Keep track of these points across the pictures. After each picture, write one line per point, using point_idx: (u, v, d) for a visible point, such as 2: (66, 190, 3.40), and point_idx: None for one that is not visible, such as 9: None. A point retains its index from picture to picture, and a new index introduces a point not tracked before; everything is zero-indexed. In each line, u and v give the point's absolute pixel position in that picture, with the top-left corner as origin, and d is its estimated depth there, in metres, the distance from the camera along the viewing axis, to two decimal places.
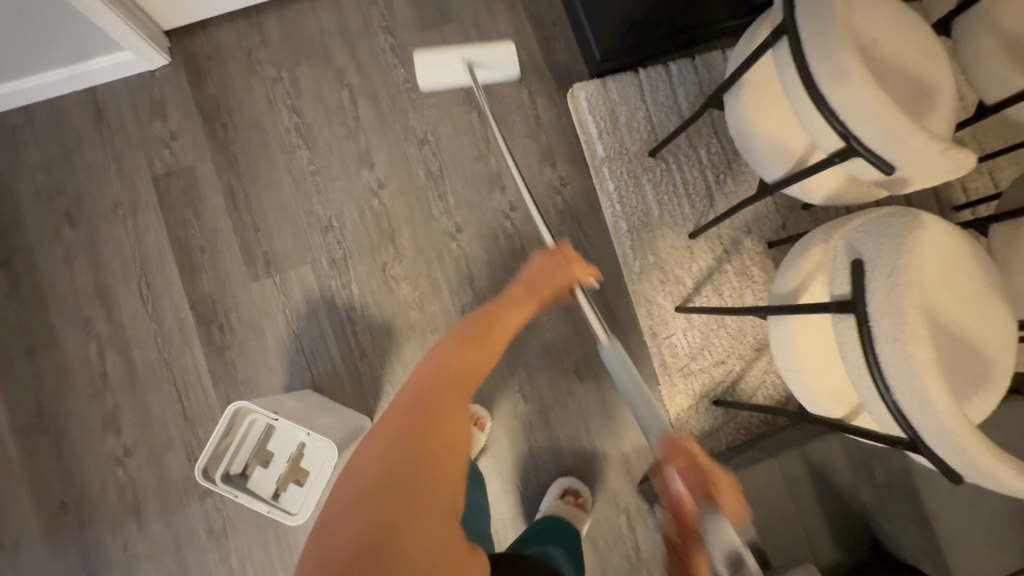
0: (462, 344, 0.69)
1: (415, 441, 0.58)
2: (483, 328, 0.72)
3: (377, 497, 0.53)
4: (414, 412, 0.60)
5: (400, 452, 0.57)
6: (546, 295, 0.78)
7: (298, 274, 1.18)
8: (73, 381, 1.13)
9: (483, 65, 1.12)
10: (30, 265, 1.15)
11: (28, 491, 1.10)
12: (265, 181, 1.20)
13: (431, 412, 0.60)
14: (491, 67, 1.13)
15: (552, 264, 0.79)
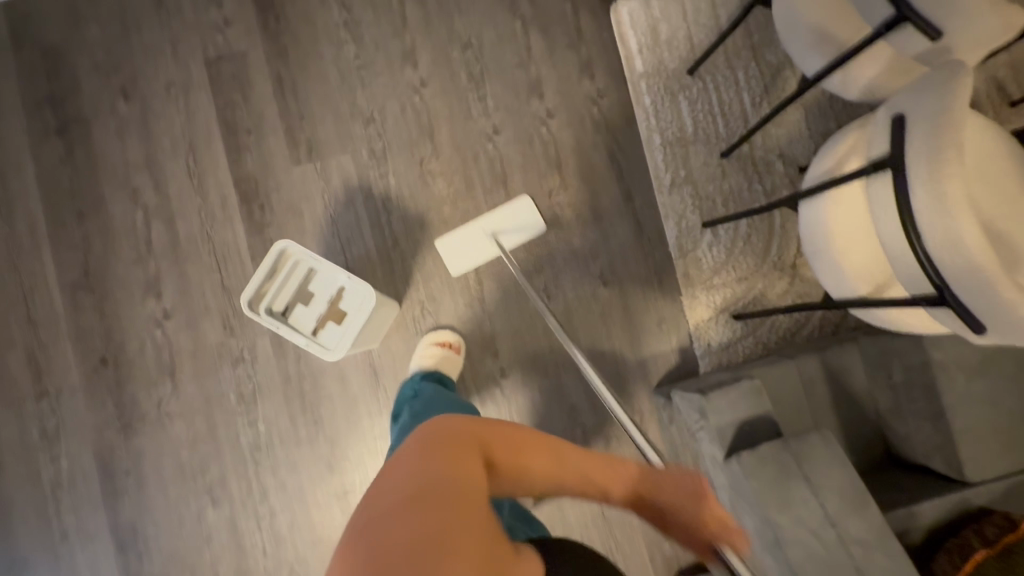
0: (514, 430, 0.60)
1: (446, 507, 0.48)
2: (557, 449, 0.62)
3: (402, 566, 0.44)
4: (453, 468, 0.51)
5: (430, 519, 0.47)
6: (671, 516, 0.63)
7: (338, 162, 1.22)
8: (119, 245, 1.17)
9: (507, 230, 1.19)
10: (85, 134, 1.20)
11: (72, 346, 1.15)
12: (312, 72, 1.24)
13: (466, 480, 0.51)
14: (519, 232, 1.19)
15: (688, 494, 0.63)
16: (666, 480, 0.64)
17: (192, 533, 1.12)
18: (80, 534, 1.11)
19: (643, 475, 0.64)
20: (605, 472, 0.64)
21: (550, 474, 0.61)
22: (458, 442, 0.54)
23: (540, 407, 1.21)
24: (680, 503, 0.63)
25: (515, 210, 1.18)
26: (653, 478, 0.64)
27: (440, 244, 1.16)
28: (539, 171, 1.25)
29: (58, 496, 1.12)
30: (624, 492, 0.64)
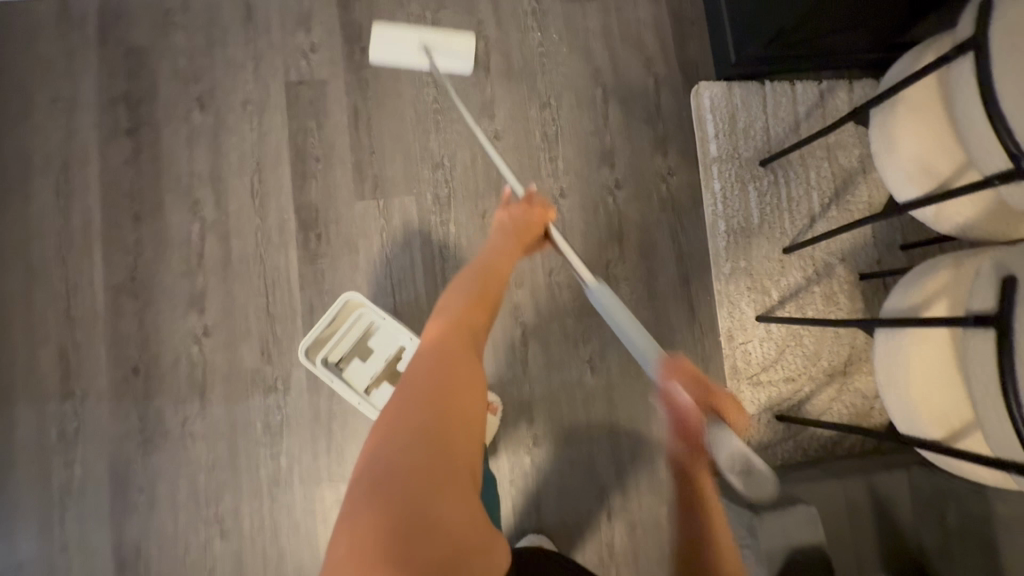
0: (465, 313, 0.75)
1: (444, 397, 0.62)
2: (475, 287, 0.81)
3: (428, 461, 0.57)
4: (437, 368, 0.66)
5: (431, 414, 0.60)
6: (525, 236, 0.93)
7: (401, 203, 1.21)
8: (170, 255, 1.16)
9: (440, 52, 1.21)
10: (154, 138, 1.19)
11: (107, 350, 1.12)
12: (389, 109, 1.24)
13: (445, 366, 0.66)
14: (451, 55, 1.22)
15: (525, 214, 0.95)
16: (525, 230, 0.93)
17: (196, 563, 1.08)
18: (81, 548, 1.07)
19: (508, 240, 0.91)
20: (497, 261, 0.87)
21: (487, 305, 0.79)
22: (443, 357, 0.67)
23: (567, 481, 1.18)
24: (535, 230, 0.94)
25: (455, 38, 1.22)
26: (517, 237, 0.92)
27: (376, 26, 1.20)
28: (600, 239, 1.24)
29: (65, 505, 1.08)
30: (514, 252, 0.90)
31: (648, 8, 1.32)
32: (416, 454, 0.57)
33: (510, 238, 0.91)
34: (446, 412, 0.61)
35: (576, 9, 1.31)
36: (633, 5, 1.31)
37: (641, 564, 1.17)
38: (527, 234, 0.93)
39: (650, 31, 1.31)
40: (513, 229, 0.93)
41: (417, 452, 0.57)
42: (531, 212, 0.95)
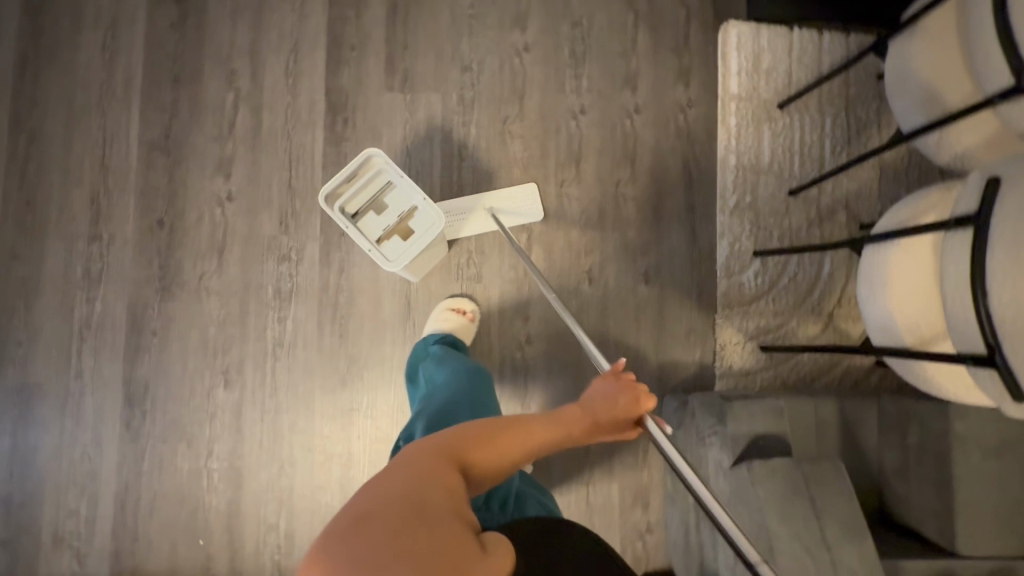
0: (482, 429, 0.65)
1: (426, 482, 0.56)
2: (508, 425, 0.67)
3: (394, 534, 0.49)
4: (424, 462, 0.59)
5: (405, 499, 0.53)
6: (601, 418, 0.70)
7: (427, 99, 1.25)
8: (204, 120, 1.21)
9: (505, 212, 1.25)
10: (199, 7, 1.24)
11: (136, 200, 1.19)
12: (426, 8, 1.28)
13: (432, 466, 0.58)
14: (514, 213, 1.24)
15: (610, 388, 0.72)
16: (603, 404, 0.71)
17: (199, 406, 1.15)
18: (95, 378, 1.14)
19: (578, 413, 0.71)
20: (552, 416, 0.69)
21: (512, 450, 0.65)
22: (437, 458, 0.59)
23: (554, 381, 1.22)
24: (618, 411, 0.70)
25: (518, 198, 1.24)
26: (589, 411, 0.71)
27: (437, 198, 1.23)
28: (613, 159, 1.28)
29: (84, 337, 1.15)
30: (579, 425, 0.70)
31: None
32: (382, 518, 0.50)
33: (580, 409, 0.71)
34: (422, 497, 0.54)
35: None
36: None
37: (614, 467, 1.23)
38: (606, 411, 0.70)
39: None
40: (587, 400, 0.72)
41: (384, 519, 0.50)
42: (611, 383, 0.73)
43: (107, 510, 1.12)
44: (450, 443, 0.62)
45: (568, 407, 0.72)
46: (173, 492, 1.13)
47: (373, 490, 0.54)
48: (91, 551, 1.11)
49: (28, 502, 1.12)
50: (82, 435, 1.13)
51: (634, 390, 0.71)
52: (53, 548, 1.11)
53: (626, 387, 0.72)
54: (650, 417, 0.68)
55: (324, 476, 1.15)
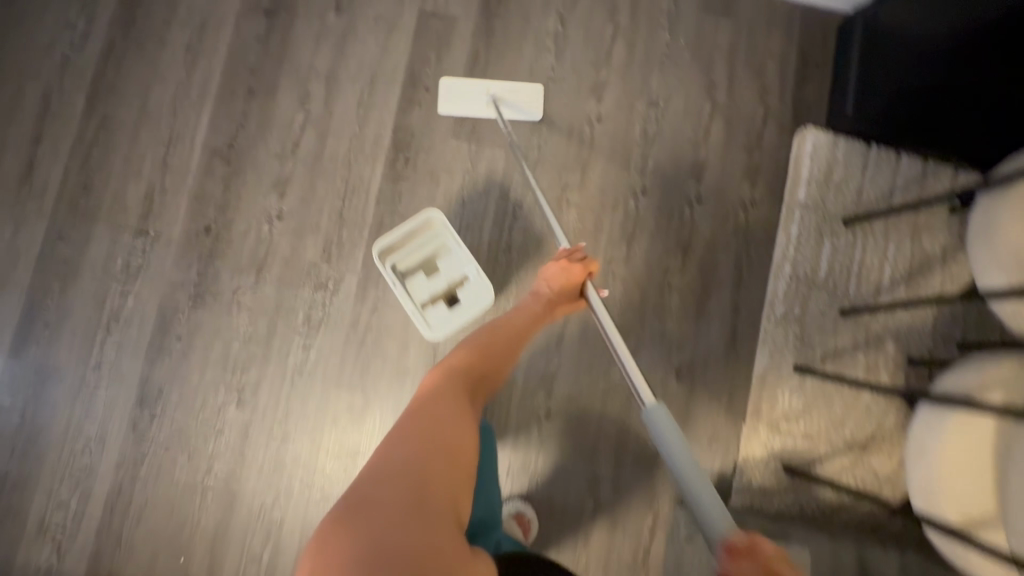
0: (470, 370, 0.85)
1: (432, 445, 0.69)
2: (488, 343, 0.89)
3: (402, 505, 0.62)
4: (430, 418, 0.73)
5: (411, 473, 0.65)
6: (556, 298, 0.98)
7: (491, 152, 1.24)
8: (270, 135, 1.22)
9: (508, 104, 1.24)
10: (287, 25, 1.25)
11: (188, 203, 1.19)
12: (507, 62, 1.27)
13: (439, 421, 0.73)
14: (519, 107, 1.24)
15: (561, 272, 0.98)
16: (563, 285, 0.98)
17: (208, 420, 1.14)
18: (112, 373, 1.14)
19: (534, 297, 0.99)
20: (519, 310, 0.96)
21: (490, 358, 0.89)
22: (437, 414, 0.74)
23: (565, 461, 1.20)
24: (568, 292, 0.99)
25: (523, 93, 1.24)
26: (544, 294, 0.99)
27: (445, 79, 1.23)
28: (665, 245, 1.26)
29: (110, 329, 1.15)
30: (538, 309, 0.97)
31: (780, 40, 1.33)
32: (393, 493, 0.63)
33: (540, 303, 0.98)
34: (429, 468, 0.67)
35: (711, 23, 1.32)
36: (766, 34, 1.33)
37: (611, 563, 1.18)
38: (560, 295, 0.98)
39: (774, 63, 1.32)
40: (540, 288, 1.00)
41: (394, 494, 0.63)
42: (562, 266, 0.98)
43: (97, 509, 1.11)
44: (451, 374, 0.83)
45: (529, 298, 1.00)
46: (165, 503, 1.12)
47: (390, 454, 0.68)
48: (71, 548, 1.10)
49: (21, 485, 1.11)
50: (88, 427, 1.13)
51: (576, 269, 0.98)
52: (36, 536, 1.10)
53: (573, 268, 0.98)
54: (591, 287, 0.96)
55: (317, 516, 1.12)
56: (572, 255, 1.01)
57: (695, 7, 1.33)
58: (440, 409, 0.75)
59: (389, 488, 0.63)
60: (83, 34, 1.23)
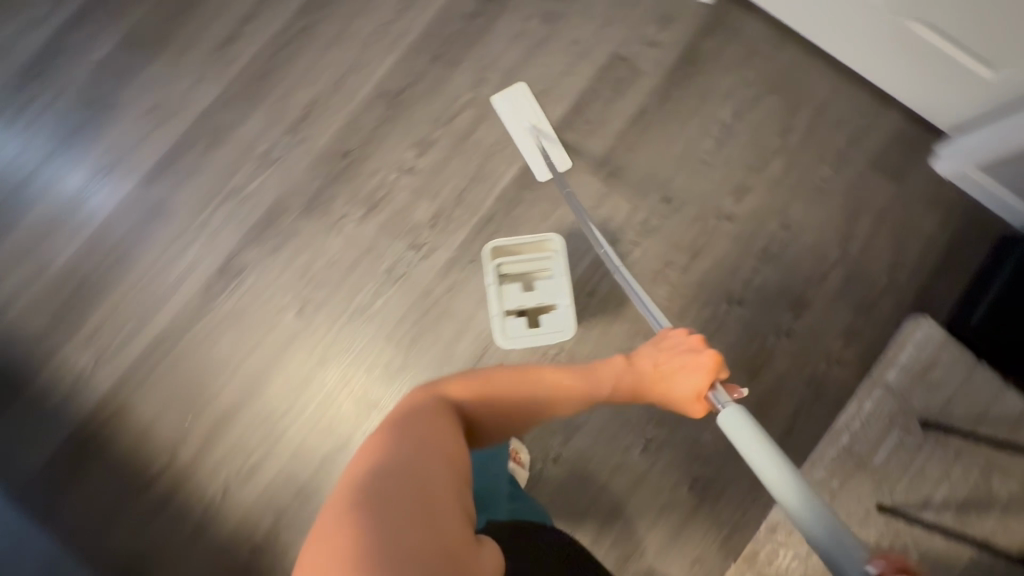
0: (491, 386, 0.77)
1: (425, 448, 0.65)
2: (521, 377, 0.79)
3: (405, 508, 0.58)
4: (424, 423, 0.68)
5: (409, 473, 0.61)
6: (658, 366, 0.88)
7: (616, 203, 1.28)
8: (435, 99, 1.30)
9: (546, 137, 1.29)
10: (495, 13, 1.33)
11: (340, 125, 1.28)
12: (668, 131, 1.31)
13: (436, 428, 0.68)
14: (551, 145, 1.28)
15: (682, 345, 0.88)
16: (673, 372, 0.86)
17: (267, 314, 1.21)
18: (210, 236, 1.23)
19: (631, 363, 0.90)
20: (595, 374, 0.87)
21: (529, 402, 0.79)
22: (439, 421, 0.69)
23: (549, 509, 1.20)
24: (676, 395, 0.86)
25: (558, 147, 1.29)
26: (638, 372, 0.88)
27: (520, 83, 1.31)
28: (736, 360, 1.25)
29: (227, 198, 1.24)
30: (622, 370, 0.88)
31: (934, 223, 1.30)
32: (394, 500, 0.58)
33: (620, 373, 0.88)
34: (427, 465, 0.63)
35: (874, 179, 1.31)
36: (923, 212, 1.30)
37: None
38: (660, 381, 0.87)
39: (919, 242, 1.29)
40: (641, 363, 0.89)
41: (395, 501, 0.58)
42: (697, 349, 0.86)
43: (141, 344, 1.19)
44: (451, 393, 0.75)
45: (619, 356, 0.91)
46: (199, 366, 1.19)
47: (383, 461, 0.63)
48: (107, 364, 1.18)
49: (91, 292, 1.20)
50: (169, 271, 1.21)
51: (695, 352, 0.86)
52: (83, 343, 1.18)
53: (693, 349, 0.87)
54: (718, 386, 0.83)
55: (314, 444, 1.17)
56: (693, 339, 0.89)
57: (866, 158, 1.32)
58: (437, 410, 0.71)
59: (388, 489, 0.59)
60: None
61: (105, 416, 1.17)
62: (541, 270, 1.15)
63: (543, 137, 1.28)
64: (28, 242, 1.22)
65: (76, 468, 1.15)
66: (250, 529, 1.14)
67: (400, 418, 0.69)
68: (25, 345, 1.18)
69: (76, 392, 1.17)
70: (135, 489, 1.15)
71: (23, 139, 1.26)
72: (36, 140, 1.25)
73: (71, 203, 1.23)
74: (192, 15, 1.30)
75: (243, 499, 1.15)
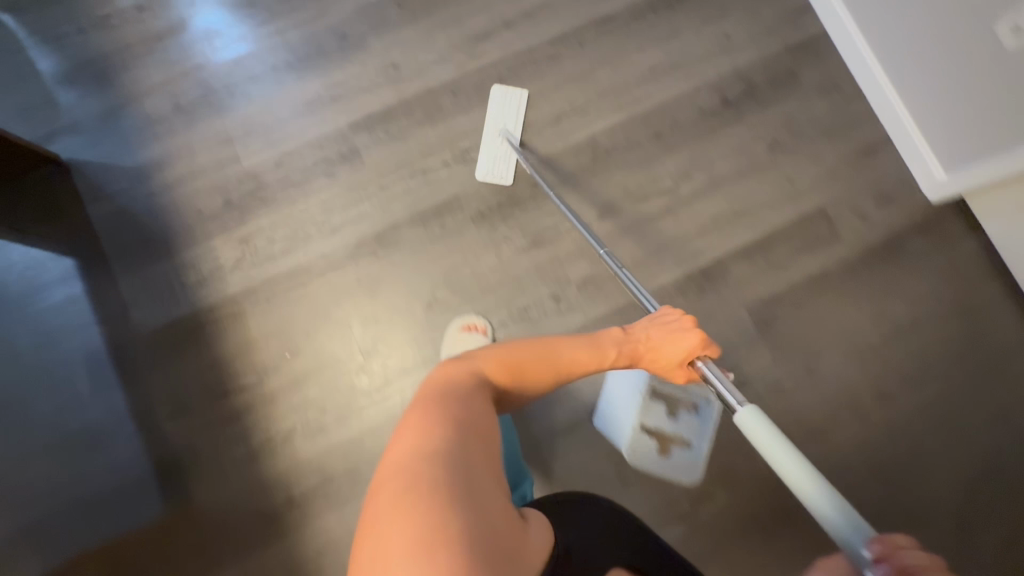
0: (504, 356, 0.78)
1: (469, 429, 0.67)
2: (534, 348, 0.81)
3: (462, 489, 0.60)
4: (462, 402, 0.69)
5: (458, 454, 0.63)
6: (649, 347, 0.89)
7: (757, 349, 1.26)
8: (637, 173, 1.30)
9: (509, 146, 1.28)
10: (728, 121, 1.33)
11: (542, 156, 1.30)
12: (837, 305, 1.29)
13: (474, 409, 0.69)
14: (509, 154, 1.28)
15: (674, 331, 0.89)
16: (664, 346, 0.88)
17: (400, 293, 1.23)
18: (384, 200, 1.26)
19: (626, 339, 0.89)
20: (598, 341, 0.87)
21: (540, 370, 0.80)
22: (470, 399, 0.71)
23: None
24: (663, 359, 0.89)
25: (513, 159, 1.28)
26: (635, 342, 0.89)
27: (519, 91, 1.32)
28: (807, 555, 1.18)
29: (414, 174, 1.27)
30: (615, 349, 0.87)
31: None
32: (450, 481, 0.60)
33: (620, 348, 0.88)
34: (473, 447, 0.65)
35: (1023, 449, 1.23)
36: None
37: None
38: (657, 352, 0.89)
39: None
40: (634, 335, 0.90)
41: (451, 483, 0.60)
42: (687, 325, 0.89)
43: (280, 266, 1.23)
44: (470, 365, 0.76)
45: (613, 330, 0.90)
46: (320, 311, 1.22)
47: (432, 442, 0.63)
48: (244, 271, 1.22)
49: (263, 200, 1.25)
50: (335, 214, 1.25)
51: (688, 334, 0.88)
52: (235, 241, 1.23)
53: (685, 332, 0.88)
54: (703, 362, 0.87)
55: (385, 432, 1.17)
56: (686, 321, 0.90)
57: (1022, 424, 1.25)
58: (464, 389, 0.72)
59: (443, 471, 0.60)
60: None
61: (221, 315, 1.20)
62: (688, 401, 1.25)
63: (510, 144, 1.28)
64: (232, 130, 1.27)
65: (175, 348, 1.18)
66: (296, 478, 1.16)
67: (449, 408, 0.68)
68: (185, 220, 1.23)
69: (207, 283, 1.21)
70: (215, 393, 1.17)
71: (269, 39, 1.31)
72: (280, 45, 1.31)
73: (282, 114, 1.28)
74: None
75: (300, 449, 1.17)
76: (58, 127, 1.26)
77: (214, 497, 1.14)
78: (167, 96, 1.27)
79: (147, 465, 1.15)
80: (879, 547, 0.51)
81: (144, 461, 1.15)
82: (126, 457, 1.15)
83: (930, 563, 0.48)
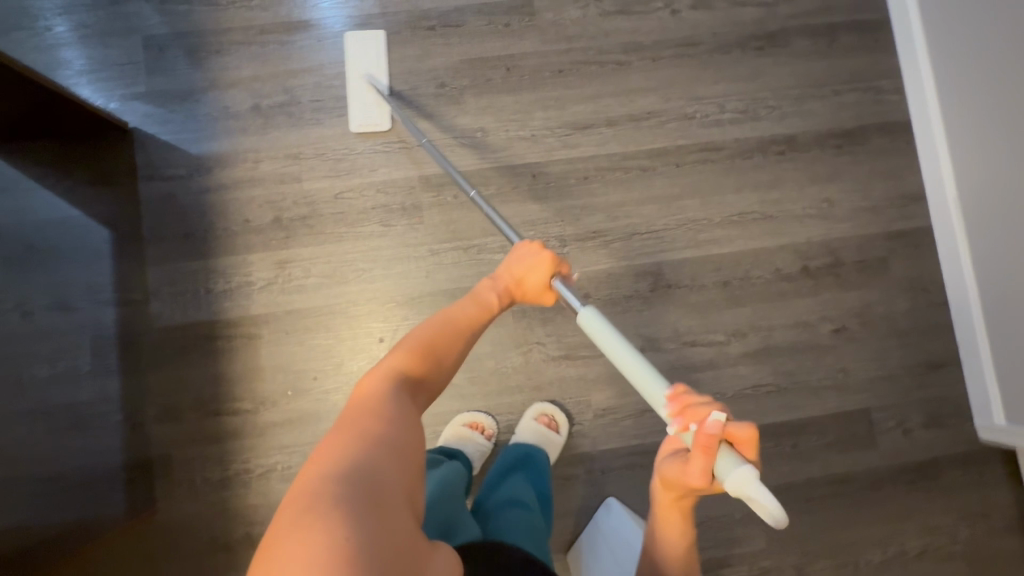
0: (405, 348, 0.68)
1: (372, 437, 0.54)
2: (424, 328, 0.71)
3: (356, 503, 0.46)
4: (366, 412, 0.57)
5: (355, 468, 0.50)
6: (518, 286, 0.84)
7: (754, 533, 1.21)
8: (691, 316, 1.24)
9: (376, 92, 1.23)
10: (800, 291, 1.27)
11: (602, 270, 1.24)
12: (849, 514, 1.22)
13: (381, 415, 0.57)
14: (377, 101, 1.23)
15: (530, 258, 0.85)
16: (524, 278, 0.84)
17: None
18: (431, 266, 1.21)
19: (492, 284, 0.82)
20: (474, 299, 0.78)
21: (441, 346, 0.70)
22: (377, 407, 0.58)
23: None
24: (531, 290, 0.85)
25: (383, 107, 1.22)
26: (502, 284, 0.82)
27: (376, 31, 1.26)
28: None
29: (468, 249, 1.22)
30: (492, 300, 0.79)
31: None
32: (342, 498, 0.46)
33: (498, 294, 0.81)
34: (374, 452, 0.52)
35: None
36: None
37: None
38: (522, 284, 0.84)
39: None
40: (500, 277, 0.83)
41: (343, 499, 0.46)
42: (532, 249, 0.85)
43: (309, 300, 1.19)
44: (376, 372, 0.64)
45: (485, 278, 0.83)
46: (333, 357, 1.18)
47: (326, 461, 0.50)
48: (271, 294, 1.18)
49: (311, 229, 1.20)
50: (378, 265, 1.21)
51: (547, 262, 0.84)
52: (272, 261, 1.19)
53: (544, 259, 0.84)
54: (559, 279, 0.85)
55: None
56: (546, 257, 0.85)
57: None
58: (366, 399, 0.59)
59: (334, 486, 0.47)
60: (720, 120, 1.29)
61: (236, 333, 1.17)
62: None
63: (376, 88, 1.23)
64: (303, 147, 1.22)
65: (184, 352, 1.16)
66: (258, 518, 1.13)
67: (350, 425, 0.55)
68: (231, 225, 1.20)
69: (233, 295, 1.18)
70: (208, 409, 1.15)
71: (367, 65, 1.25)
72: (349, 76, 1.24)
73: (358, 145, 1.23)
74: (573, 83, 1.28)
75: (273, 491, 1.14)
76: (136, 92, 1.22)
77: (174, 513, 1.12)
78: (250, 93, 1.23)
79: (121, 461, 1.13)
80: (671, 391, 0.56)
81: (120, 458, 1.13)
82: (103, 445, 1.13)
83: (704, 397, 0.54)
